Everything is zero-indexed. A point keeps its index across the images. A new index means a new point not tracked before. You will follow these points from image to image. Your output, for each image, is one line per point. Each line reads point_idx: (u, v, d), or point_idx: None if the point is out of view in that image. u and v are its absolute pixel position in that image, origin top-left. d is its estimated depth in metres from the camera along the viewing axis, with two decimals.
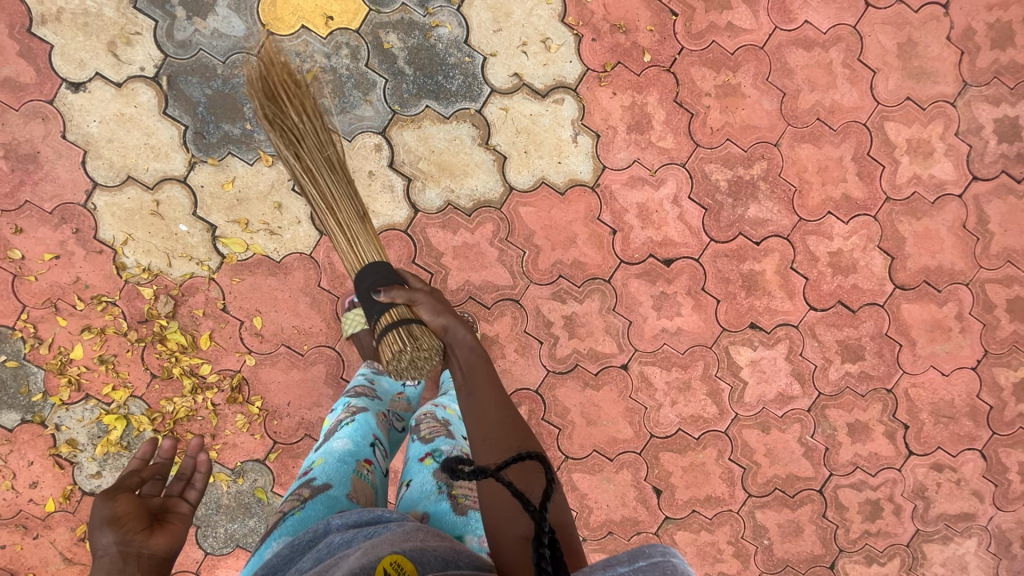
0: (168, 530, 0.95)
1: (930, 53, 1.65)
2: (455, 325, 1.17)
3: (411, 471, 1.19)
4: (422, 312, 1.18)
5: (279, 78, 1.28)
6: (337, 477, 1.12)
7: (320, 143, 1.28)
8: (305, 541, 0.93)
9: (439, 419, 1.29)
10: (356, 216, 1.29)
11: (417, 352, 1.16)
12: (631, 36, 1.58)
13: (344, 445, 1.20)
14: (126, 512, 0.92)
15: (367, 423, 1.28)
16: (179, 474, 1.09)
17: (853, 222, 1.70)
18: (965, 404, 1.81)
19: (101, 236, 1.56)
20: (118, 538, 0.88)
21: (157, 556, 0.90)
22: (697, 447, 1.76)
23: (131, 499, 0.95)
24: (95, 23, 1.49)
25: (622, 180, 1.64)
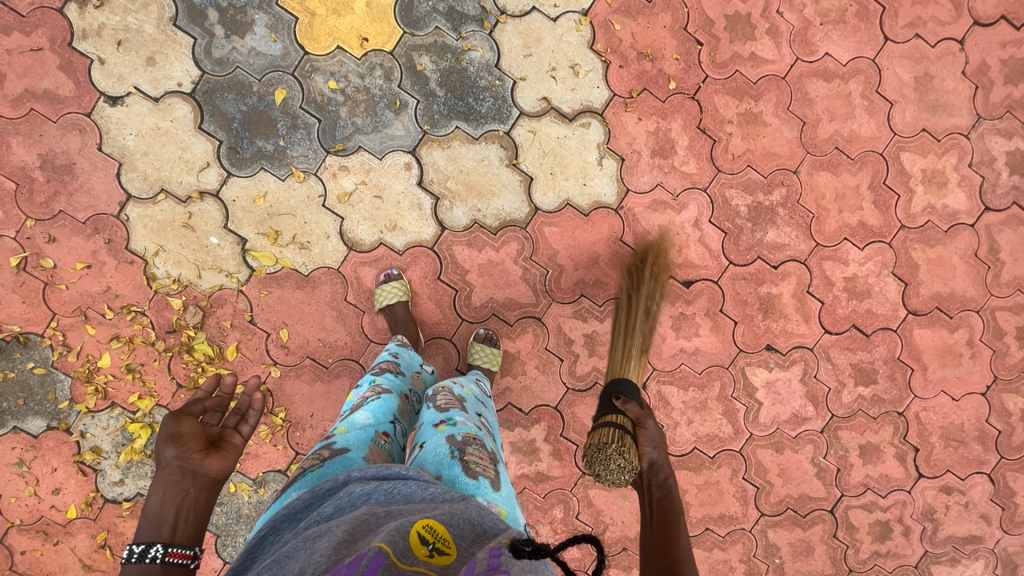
0: (222, 456, 1.04)
1: (946, 87, 1.70)
2: (661, 463, 1.32)
3: (423, 436, 1.17)
4: (643, 436, 1.34)
5: (655, 253, 1.68)
6: (358, 442, 1.09)
7: (641, 290, 1.64)
8: (324, 488, 0.89)
9: (455, 394, 1.30)
10: (638, 349, 1.60)
11: (620, 451, 1.31)
12: (657, 63, 1.62)
13: (367, 416, 1.18)
14: (187, 433, 1.01)
15: (391, 402, 1.26)
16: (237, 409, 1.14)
17: (868, 248, 1.74)
18: (974, 428, 1.84)
19: (132, 247, 1.58)
20: (178, 454, 0.98)
21: (209, 476, 1.00)
22: (712, 466, 1.79)
23: (193, 423, 1.04)
24: (135, 39, 1.53)
25: (645, 203, 1.67)
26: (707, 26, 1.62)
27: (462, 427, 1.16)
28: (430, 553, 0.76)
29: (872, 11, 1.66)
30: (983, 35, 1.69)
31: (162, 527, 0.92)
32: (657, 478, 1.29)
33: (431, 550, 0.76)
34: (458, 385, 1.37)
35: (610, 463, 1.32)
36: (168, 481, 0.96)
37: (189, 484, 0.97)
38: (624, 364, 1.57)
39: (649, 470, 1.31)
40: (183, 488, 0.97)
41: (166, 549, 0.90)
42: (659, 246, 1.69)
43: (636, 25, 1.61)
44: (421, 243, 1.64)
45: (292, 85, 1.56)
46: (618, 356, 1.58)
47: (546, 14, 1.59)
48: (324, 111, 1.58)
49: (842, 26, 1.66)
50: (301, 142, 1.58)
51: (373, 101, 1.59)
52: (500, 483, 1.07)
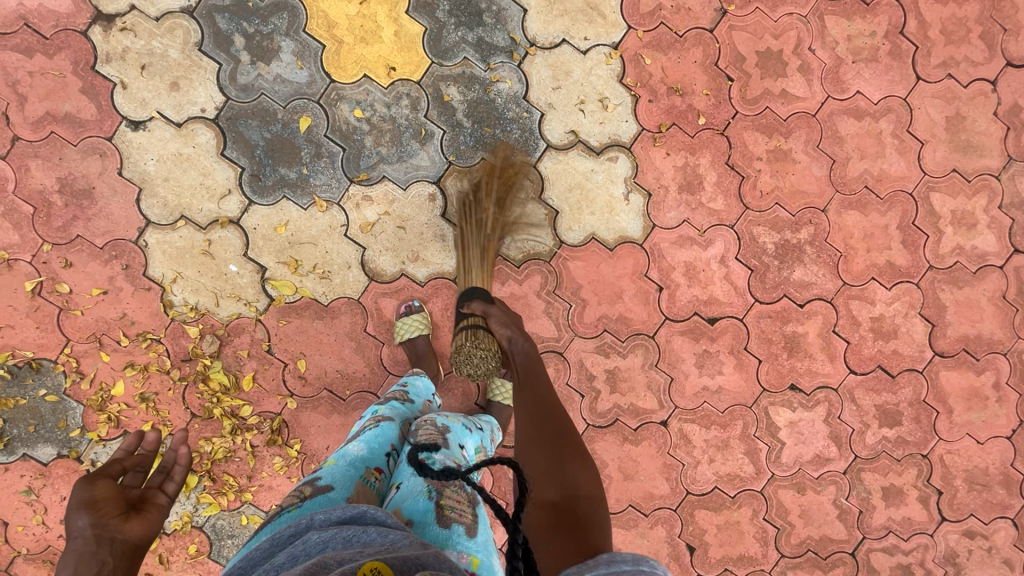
0: (144, 518, 0.95)
1: (977, 127, 1.68)
2: (518, 337, 1.34)
3: (401, 475, 1.08)
4: (493, 322, 1.38)
5: (500, 176, 1.54)
6: (342, 480, 1.01)
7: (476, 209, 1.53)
8: (286, 535, 0.84)
9: (438, 425, 1.18)
10: (479, 255, 1.53)
11: (476, 348, 1.42)
12: (687, 99, 1.60)
13: (357, 450, 1.09)
14: (103, 497, 0.92)
15: (388, 431, 1.17)
16: (161, 467, 1.07)
17: (896, 289, 1.72)
18: (999, 472, 1.81)
19: (150, 273, 1.55)
20: (93, 520, 0.88)
21: (130, 542, 0.90)
22: (733, 505, 1.75)
23: (110, 486, 0.95)
24: (159, 63, 1.50)
25: (671, 239, 1.65)
26: (739, 62, 1.60)
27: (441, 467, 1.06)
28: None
29: (905, 50, 1.64)
30: (1016, 77, 1.67)
31: None
32: (517, 347, 1.33)
33: None
34: (443, 414, 1.26)
35: (472, 359, 1.43)
36: (81, 554, 0.85)
37: (106, 554, 0.87)
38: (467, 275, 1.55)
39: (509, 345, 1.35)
40: (99, 559, 0.86)
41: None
42: (494, 166, 1.55)
43: (667, 60, 1.59)
44: (443, 274, 1.61)
45: (317, 113, 1.54)
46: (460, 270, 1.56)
47: (576, 47, 1.57)
48: (349, 140, 1.55)
49: (874, 65, 1.63)
50: (324, 170, 1.56)
51: (399, 130, 1.56)
52: (475, 530, 0.99)
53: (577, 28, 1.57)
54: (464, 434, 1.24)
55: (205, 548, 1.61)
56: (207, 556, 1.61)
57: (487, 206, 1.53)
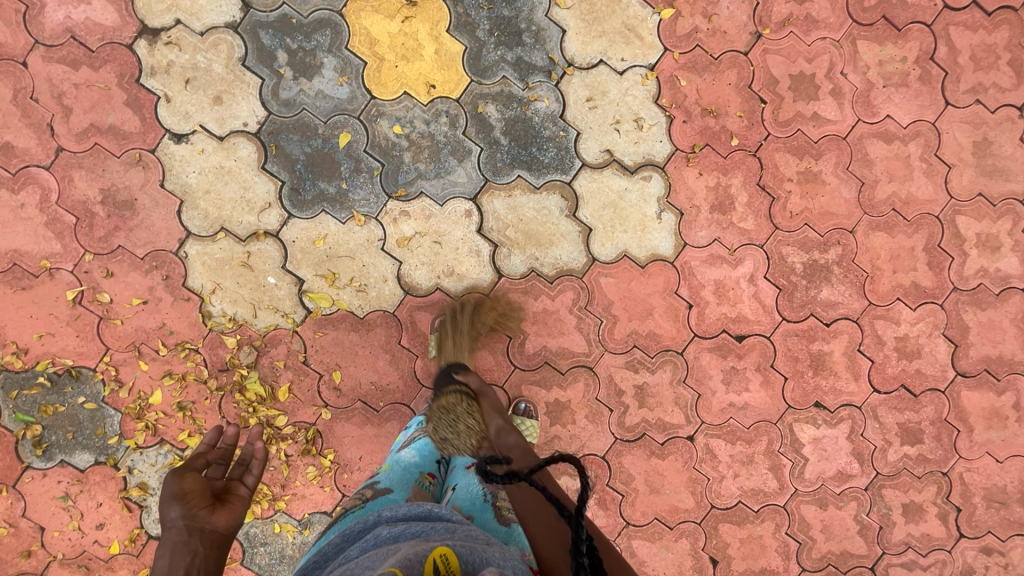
0: (227, 510, 1.05)
1: (1004, 152, 1.70)
2: (507, 428, 1.32)
3: (455, 477, 1.23)
4: (485, 403, 1.40)
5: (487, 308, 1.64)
6: (399, 484, 1.17)
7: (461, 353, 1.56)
8: (356, 530, 0.94)
9: None
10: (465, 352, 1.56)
11: (466, 416, 1.35)
12: (720, 120, 1.63)
13: (410, 457, 1.25)
14: (192, 489, 1.02)
15: (437, 439, 1.32)
16: (241, 460, 1.19)
17: (920, 309, 1.74)
18: (1017, 490, 1.84)
19: (189, 284, 1.57)
20: (184, 512, 0.98)
21: (217, 532, 1.00)
22: (756, 520, 1.78)
23: (196, 479, 1.05)
24: (203, 77, 1.52)
25: (702, 257, 1.68)
26: (772, 85, 1.63)
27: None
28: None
29: (935, 75, 1.66)
30: None
31: None
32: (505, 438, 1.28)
33: None
34: None
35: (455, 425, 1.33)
36: (176, 542, 0.96)
37: (198, 543, 0.97)
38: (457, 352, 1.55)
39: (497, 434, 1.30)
40: (192, 547, 0.96)
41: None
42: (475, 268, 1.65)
43: (702, 81, 1.61)
44: (477, 289, 1.64)
45: (357, 129, 1.56)
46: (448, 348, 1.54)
47: (613, 68, 1.59)
48: (388, 156, 1.58)
49: (904, 89, 1.66)
50: (363, 185, 1.58)
51: (437, 147, 1.58)
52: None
53: (615, 49, 1.58)
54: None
55: (238, 555, 1.63)
56: (240, 562, 1.63)
57: (485, 324, 1.61)
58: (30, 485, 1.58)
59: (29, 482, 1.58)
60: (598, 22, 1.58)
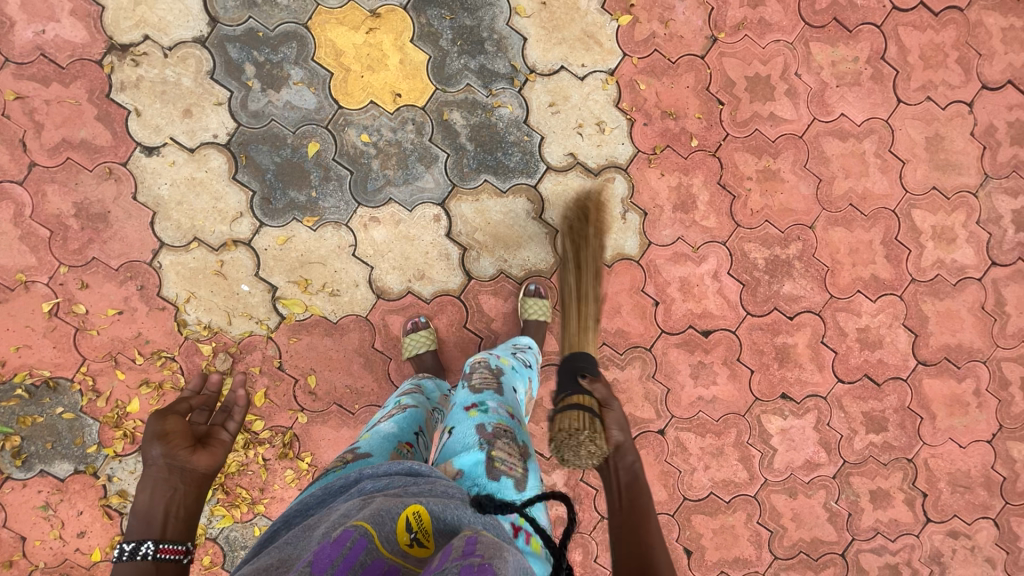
0: (210, 452, 1.12)
1: (956, 147, 1.76)
2: (630, 449, 1.20)
3: (454, 419, 1.24)
4: (609, 416, 1.24)
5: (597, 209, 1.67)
6: (379, 449, 1.15)
7: (591, 311, 1.60)
8: (338, 486, 0.95)
9: (491, 370, 1.38)
10: (592, 320, 1.58)
11: (590, 440, 1.17)
12: (680, 122, 1.67)
13: (389, 427, 1.24)
14: (172, 431, 1.09)
15: (415, 415, 1.32)
16: (224, 408, 1.29)
17: (880, 301, 1.80)
18: (981, 474, 1.90)
19: (164, 293, 1.61)
20: (165, 451, 1.04)
21: (197, 471, 1.07)
22: (728, 510, 1.83)
23: (178, 421, 1.12)
24: (172, 91, 1.55)
25: (666, 255, 1.72)
26: (729, 87, 1.68)
27: (493, 418, 1.21)
28: (411, 542, 0.76)
29: (886, 74, 1.71)
30: (991, 98, 1.75)
31: (153, 523, 0.98)
32: (623, 461, 1.18)
33: (413, 538, 0.76)
34: (494, 356, 1.45)
35: (573, 443, 1.19)
36: (156, 479, 1.02)
37: (178, 481, 1.04)
38: (581, 337, 1.53)
39: (614, 453, 1.19)
40: (172, 485, 1.03)
41: (157, 545, 0.95)
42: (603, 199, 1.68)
43: (661, 85, 1.66)
44: (448, 291, 1.68)
45: (325, 138, 1.60)
46: (574, 332, 1.55)
47: (574, 73, 1.63)
48: (357, 164, 1.61)
49: (857, 89, 1.71)
50: (333, 193, 1.62)
51: (405, 154, 1.62)
52: (523, 483, 1.12)
53: (575, 56, 1.63)
54: (514, 382, 1.40)
55: (218, 559, 1.65)
56: (221, 567, 1.65)
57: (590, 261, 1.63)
58: (10, 495, 1.60)
59: (9, 493, 1.60)
60: (558, 30, 1.62)
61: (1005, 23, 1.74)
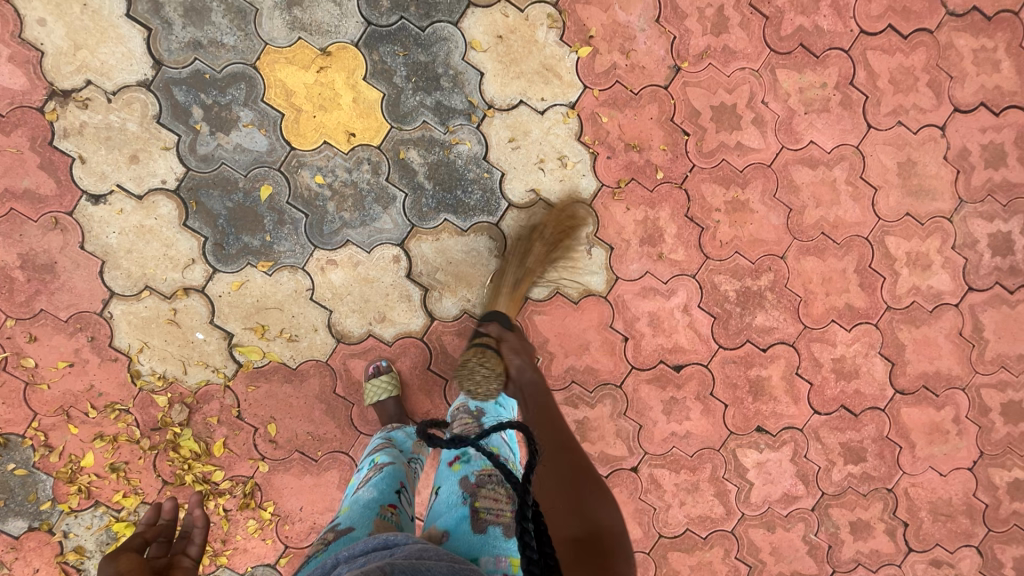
0: None
1: (929, 171, 1.72)
2: (528, 367, 1.39)
3: (441, 477, 1.25)
4: (506, 347, 1.44)
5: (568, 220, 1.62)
6: (361, 519, 1.12)
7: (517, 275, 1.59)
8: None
9: (472, 413, 1.35)
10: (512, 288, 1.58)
11: (483, 365, 1.41)
12: (644, 154, 1.63)
13: (368, 493, 1.19)
14: (132, 571, 0.79)
15: (394, 471, 1.27)
16: (182, 530, 0.97)
17: (855, 330, 1.76)
18: (962, 502, 1.86)
19: (116, 343, 1.56)
20: None
21: None
22: (705, 546, 1.78)
23: (134, 558, 0.83)
24: (118, 137, 1.51)
25: (634, 290, 1.68)
26: (694, 117, 1.63)
27: (475, 466, 1.22)
28: None
29: (855, 100, 1.67)
30: (964, 121, 1.71)
31: None
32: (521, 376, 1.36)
33: None
34: (475, 396, 1.41)
35: (474, 374, 1.42)
36: None
37: None
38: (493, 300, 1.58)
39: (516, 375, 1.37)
40: None
41: None
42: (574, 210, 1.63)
43: (624, 117, 1.62)
44: (410, 333, 1.63)
45: (278, 181, 1.55)
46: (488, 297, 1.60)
47: (534, 107, 1.59)
48: (311, 206, 1.57)
49: (825, 115, 1.67)
50: (288, 237, 1.57)
51: (361, 195, 1.58)
52: (512, 528, 1.13)
53: (534, 89, 1.58)
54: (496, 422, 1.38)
55: None
56: None
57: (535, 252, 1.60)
58: None
59: None
60: (515, 63, 1.57)
61: (976, 44, 1.70)
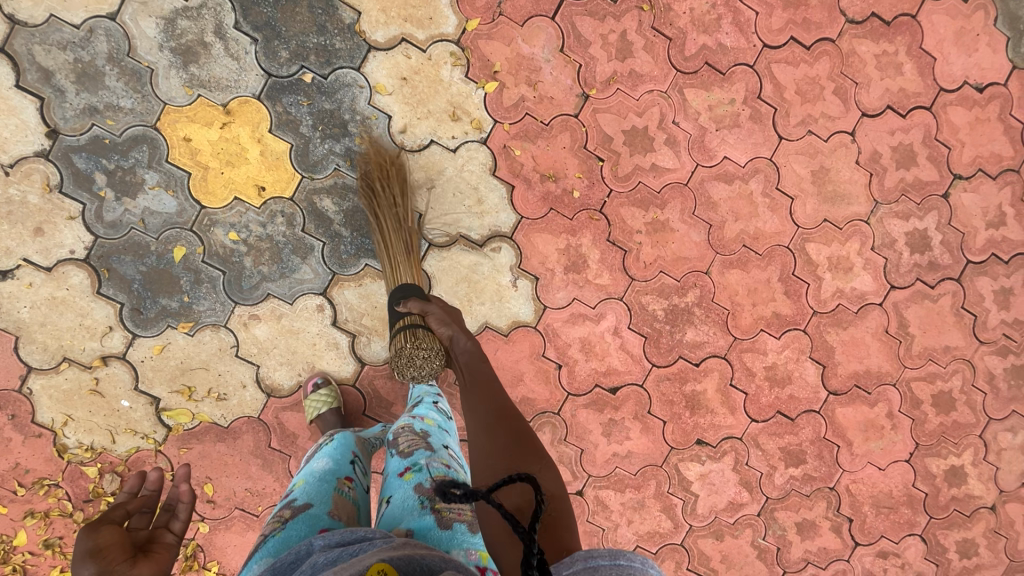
0: (155, 559, 0.93)
1: (842, 177, 1.76)
2: (460, 334, 1.35)
3: (390, 487, 1.13)
4: (432, 320, 1.37)
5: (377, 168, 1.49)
6: (319, 496, 1.07)
7: (399, 214, 1.50)
8: (287, 562, 0.85)
9: (417, 431, 1.23)
10: (405, 254, 1.51)
11: (416, 349, 1.40)
12: (561, 183, 1.64)
13: (323, 465, 1.17)
14: (108, 544, 0.88)
15: (345, 443, 1.26)
16: (167, 505, 1.06)
17: (785, 337, 1.79)
18: (903, 493, 1.90)
19: (39, 419, 1.53)
20: (100, 568, 0.85)
21: None
22: (655, 561, 1.80)
23: (114, 531, 0.92)
24: (19, 211, 1.48)
25: (563, 317, 1.69)
26: (607, 142, 1.65)
27: (428, 473, 1.11)
28: None
29: (764, 113, 1.70)
30: (872, 125, 1.75)
31: None
32: (459, 347, 1.33)
33: None
34: (419, 418, 1.29)
35: (415, 356, 1.40)
36: None
37: None
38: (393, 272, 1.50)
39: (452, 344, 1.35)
40: None
41: None
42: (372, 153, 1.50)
43: (536, 148, 1.63)
44: (341, 381, 1.62)
45: (191, 240, 1.53)
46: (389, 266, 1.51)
47: (445, 146, 1.59)
48: (228, 263, 1.55)
49: (737, 130, 1.70)
50: (207, 295, 1.55)
51: (277, 247, 1.56)
52: (475, 524, 1.07)
53: (443, 128, 1.58)
54: (443, 435, 1.28)
55: None
56: None
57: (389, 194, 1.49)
58: None
59: None
60: (422, 104, 1.57)
61: (878, 50, 1.74)
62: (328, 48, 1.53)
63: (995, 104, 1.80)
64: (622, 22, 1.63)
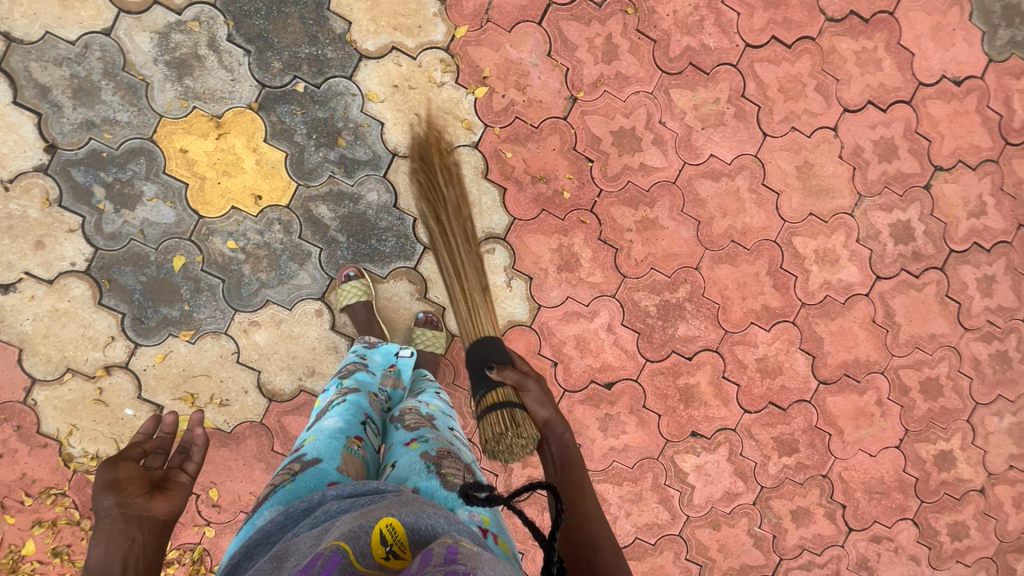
0: (170, 496, 0.98)
1: (826, 172, 1.80)
2: (558, 421, 1.19)
3: (396, 454, 1.14)
4: (527, 399, 1.20)
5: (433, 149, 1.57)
6: (329, 452, 1.07)
7: (455, 210, 1.53)
8: (300, 510, 0.88)
9: (423, 414, 1.26)
10: (477, 286, 1.50)
11: (517, 437, 1.20)
12: (552, 184, 1.68)
13: (335, 422, 1.16)
14: (127, 477, 0.95)
15: (358, 402, 1.25)
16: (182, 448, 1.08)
17: (774, 329, 1.83)
18: (894, 479, 1.94)
19: (44, 430, 1.55)
20: (119, 500, 0.91)
21: (157, 519, 0.94)
22: (654, 552, 1.84)
23: (132, 467, 0.97)
24: (20, 225, 1.50)
25: (557, 316, 1.73)
26: (596, 143, 1.69)
27: (434, 444, 1.13)
28: (387, 555, 0.74)
29: (748, 111, 1.74)
30: (853, 121, 1.80)
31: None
32: (554, 434, 1.18)
33: (388, 551, 0.74)
34: (425, 404, 1.32)
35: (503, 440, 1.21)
36: (111, 531, 0.90)
37: (136, 530, 0.91)
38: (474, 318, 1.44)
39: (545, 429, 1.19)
40: (129, 535, 0.91)
41: None
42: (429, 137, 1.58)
43: (527, 151, 1.66)
44: None
45: (190, 250, 1.56)
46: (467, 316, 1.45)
47: None
48: (227, 271, 1.58)
49: (722, 129, 1.74)
50: (207, 303, 1.58)
51: (275, 254, 1.59)
52: None
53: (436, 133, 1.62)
54: (447, 420, 1.31)
55: None
56: None
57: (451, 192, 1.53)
58: None
59: None
60: (414, 110, 1.60)
61: (857, 47, 1.78)
62: (320, 58, 1.56)
63: (972, 97, 1.85)
64: (607, 26, 1.67)
